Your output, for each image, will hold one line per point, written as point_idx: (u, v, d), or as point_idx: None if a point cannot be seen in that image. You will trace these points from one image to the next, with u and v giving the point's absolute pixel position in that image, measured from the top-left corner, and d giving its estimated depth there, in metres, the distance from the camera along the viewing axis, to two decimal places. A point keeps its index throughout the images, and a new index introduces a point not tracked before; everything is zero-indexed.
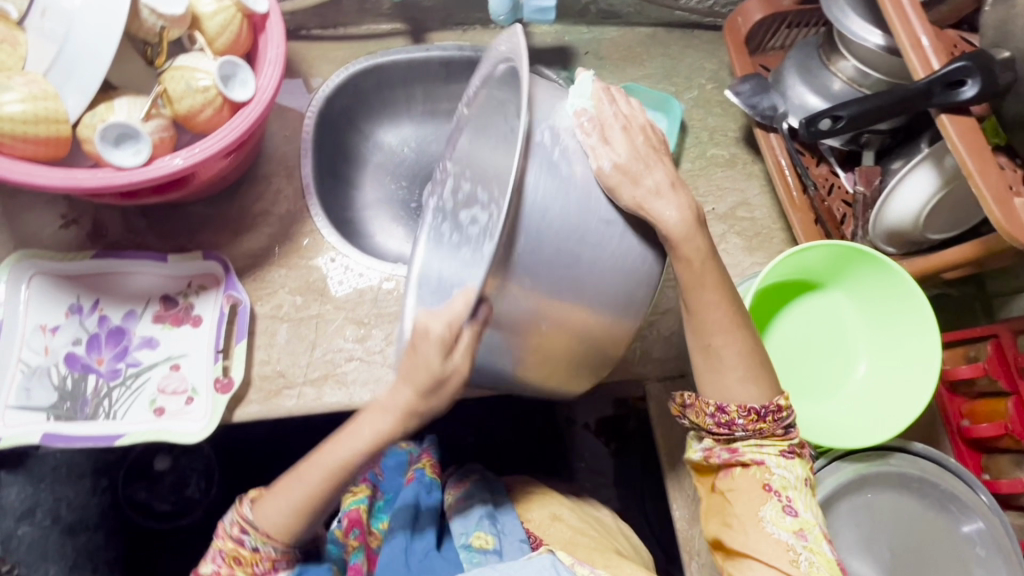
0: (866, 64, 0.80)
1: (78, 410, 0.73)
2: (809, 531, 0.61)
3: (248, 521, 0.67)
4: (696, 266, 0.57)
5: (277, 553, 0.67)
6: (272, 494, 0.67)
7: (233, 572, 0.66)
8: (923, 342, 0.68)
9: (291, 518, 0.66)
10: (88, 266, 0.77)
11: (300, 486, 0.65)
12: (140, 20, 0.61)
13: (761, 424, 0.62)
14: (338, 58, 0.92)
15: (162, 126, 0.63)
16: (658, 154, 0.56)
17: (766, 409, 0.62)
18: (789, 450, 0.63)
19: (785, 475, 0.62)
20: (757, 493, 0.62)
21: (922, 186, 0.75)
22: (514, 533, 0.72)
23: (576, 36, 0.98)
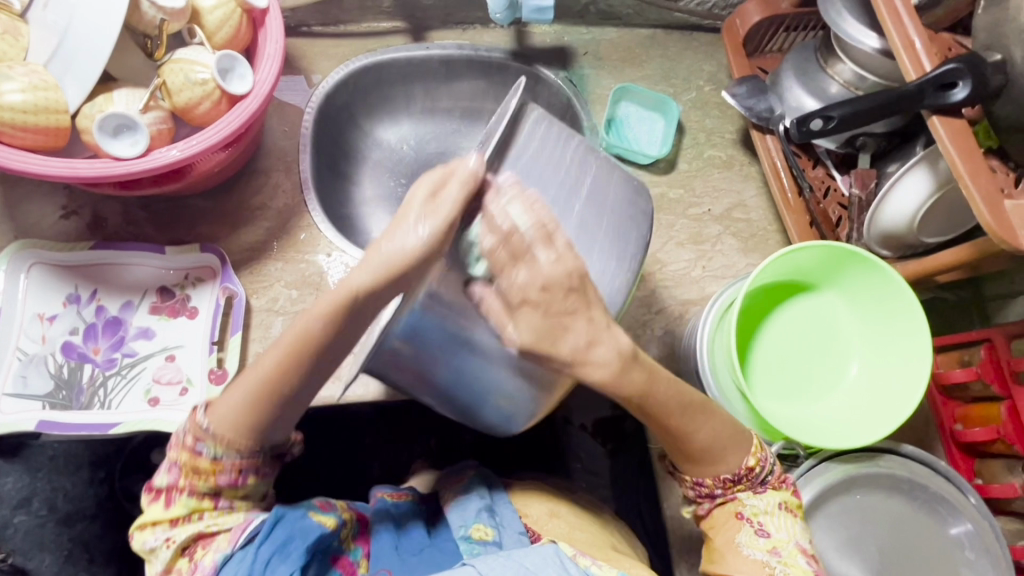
0: (863, 67, 0.80)
1: (74, 399, 0.74)
2: (782, 548, 0.59)
3: (202, 429, 0.56)
4: (637, 398, 0.55)
5: (241, 459, 0.57)
6: (230, 394, 0.57)
7: (191, 486, 0.57)
8: (914, 344, 0.69)
9: (247, 416, 0.56)
10: (86, 256, 0.78)
11: (259, 370, 0.56)
12: (141, 13, 0.62)
13: (737, 487, 0.63)
14: (338, 55, 0.93)
15: (161, 118, 0.63)
16: (585, 299, 0.51)
17: (738, 474, 0.62)
18: (761, 488, 0.63)
19: (756, 503, 0.62)
20: (731, 522, 0.62)
21: (915, 190, 0.76)
22: (512, 525, 0.69)
23: (576, 36, 0.99)
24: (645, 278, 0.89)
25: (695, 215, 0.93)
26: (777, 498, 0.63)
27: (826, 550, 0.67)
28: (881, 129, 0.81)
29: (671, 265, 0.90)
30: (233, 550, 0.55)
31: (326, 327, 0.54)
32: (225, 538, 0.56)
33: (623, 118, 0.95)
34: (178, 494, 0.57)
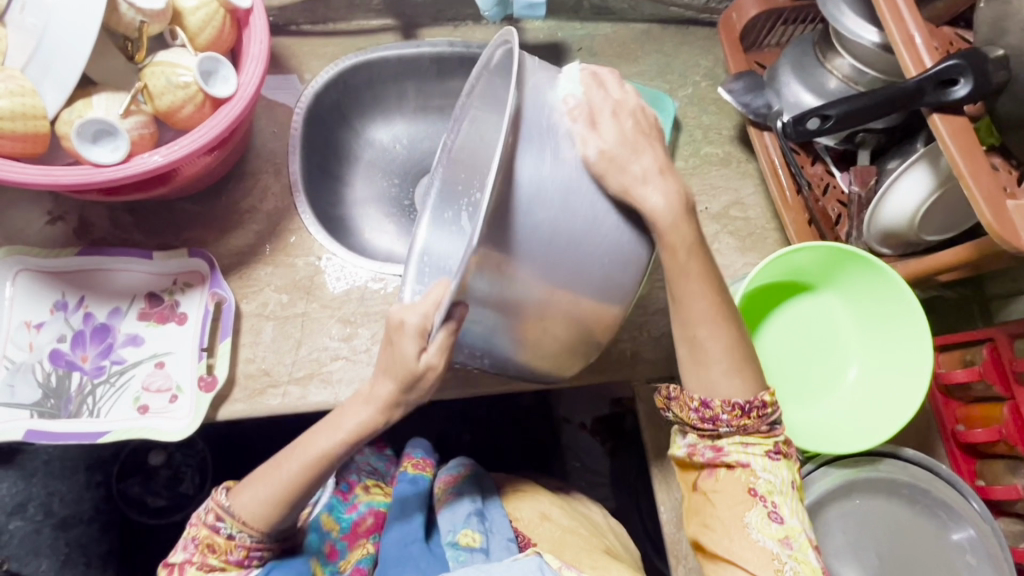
0: (862, 61, 0.78)
1: (62, 407, 0.73)
2: (795, 538, 0.59)
3: (224, 510, 0.64)
4: (679, 253, 0.57)
5: (252, 542, 0.65)
6: (256, 482, 0.64)
7: (205, 560, 0.64)
8: (914, 345, 0.67)
9: (271, 505, 0.63)
10: (73, 263, 0.77)
11: (279, 475, 0.64)
12: (119, 15, 0.60)
13: (746, 419, 0.61)
14: (327, 54, 0.91)
15: (143, 123, 0.62)
16: (646, 139, 0.56)
17: (751, 404, 0.60)
18: (774, 450, 0.61)
19: (771, 479, 0.60)
20: (744, 497, 0.60)
21: (916, 186, 0.74)
22: (502, 531, 0.67)
23: (570, 32, 0.97)
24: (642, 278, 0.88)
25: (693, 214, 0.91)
26: (787, 468, 0.61)
27: (821, 555, 0.66)
28: (881, 126, 0.79)
29: None
30: None
31: (346, 449, 0.63)
32: None
33: None
34: (189, 567, 0.63)
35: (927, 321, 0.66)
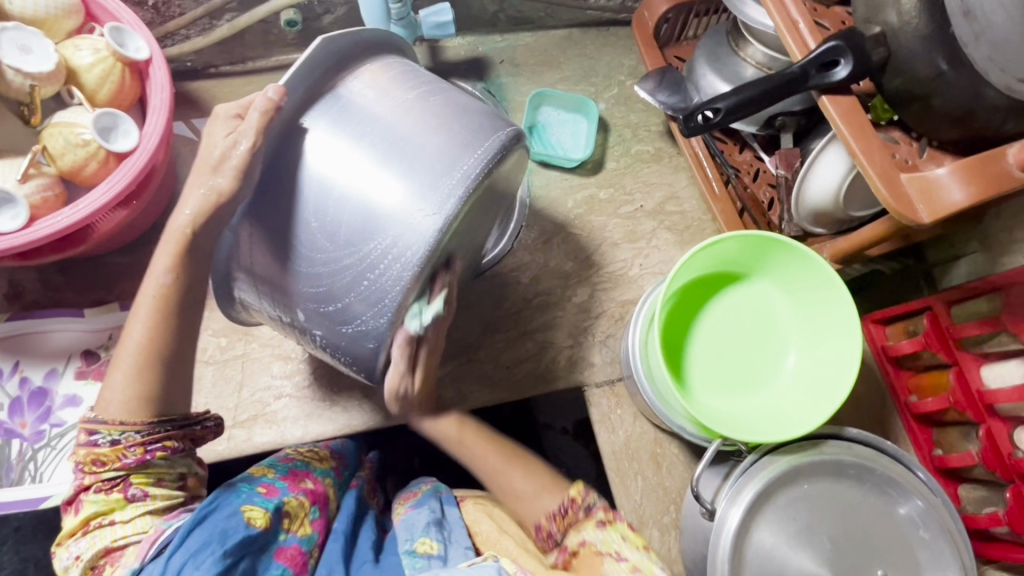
0: (772, 48, 0.79)
1: (4, 476, 0.73)
2: (642, 565, 0.57)
3: (93, 420, 0.56)
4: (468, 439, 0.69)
5: (141, 438, 0.56)
6: (111, 385, 0.57)
7: (95, 479, 0.55)
8: (844, 319, 0.67)
9: (137, 388, 0.56)
10: (4, 329, 0.76)
11: (133, 346, 0.57)
12: (7, 81, 0.60)
13: (565, 517, 0.64)
14: (248, 92, 0.91)
15: (45, 185, 0.62)
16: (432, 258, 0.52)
17: (563, 504, 0.65)
18: (600, 522, 0.61)
19: (606, 539, 0.60)
20: (593, 563, 0.59)
21: (834, 165, 0.74)
22: (460, 541, 0.66)
23: (491, 45, 0.97)
24: (581, 283, 0.87)
25: (628, 213, 0.91)
26: (618, 531, 0.61)
27: (776, 544, 0.65)
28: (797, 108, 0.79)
29: (607, 266, 0.89)
30: (143, 563, 0.52)
31: (173, 278, 0.57)
32: (134, 552, 0.53)
33: (545, 123, 0.93)
34: (86, 495, 0.55)
35: (849, 294, 0.66)
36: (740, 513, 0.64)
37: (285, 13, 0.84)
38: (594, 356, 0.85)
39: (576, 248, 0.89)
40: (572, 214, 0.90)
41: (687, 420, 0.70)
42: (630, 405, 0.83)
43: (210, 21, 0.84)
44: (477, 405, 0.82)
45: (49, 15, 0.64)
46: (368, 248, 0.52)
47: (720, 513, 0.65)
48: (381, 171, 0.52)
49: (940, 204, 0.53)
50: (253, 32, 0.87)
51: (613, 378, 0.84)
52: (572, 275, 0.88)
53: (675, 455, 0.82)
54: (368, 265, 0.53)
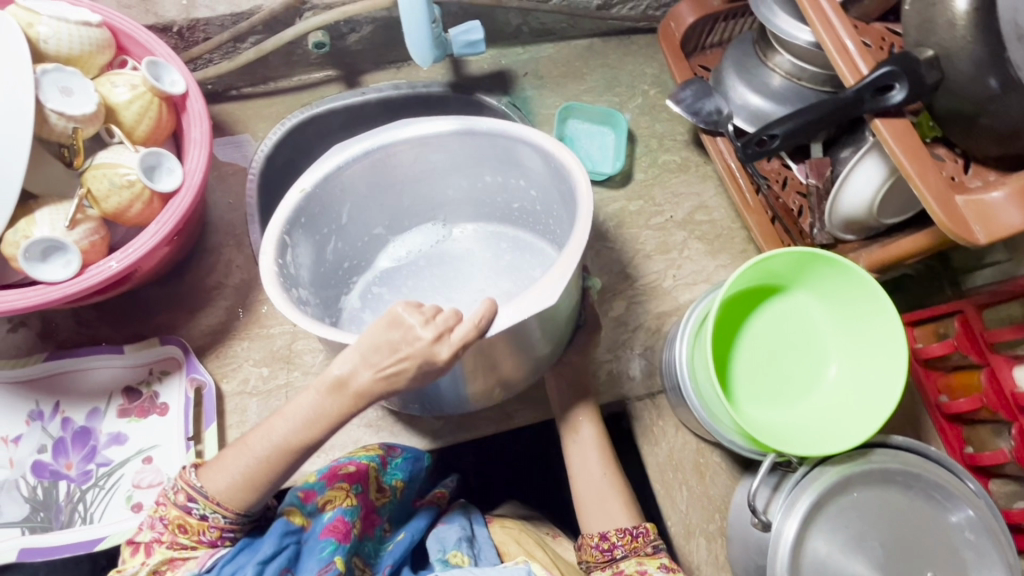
0: (801, 58, 0.80)
1: (53, 518, 0.72)
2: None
3: (195, 488, 0.57)
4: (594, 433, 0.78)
5: (226, 522, 0.57)
6: (223, 467, 0.56)
7: (174, 540, 0.56)
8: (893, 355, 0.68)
9: (244, 484, 0.55)
10: (41, 369, 0.75)
11: (245, 456, 0.55)
12: (49, 126, 0.58)
13: (634, 542, 0.69)
14: (273, 114, 0.90)
15: (92, 230, 0.60)
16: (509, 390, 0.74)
17: (636, 529, 0.69)
18: (661, 565, 0.66)
19: None
20: None
21: (870, 176, 0.75)
22: (488, 558, 0.72)
23: (513, 57, 0.97)
24: (617, 297, 0.89)
25: (659, 224, 0.92)
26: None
27: (830, 552, 0.67)
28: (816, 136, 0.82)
29: (641, 278, 0.89)
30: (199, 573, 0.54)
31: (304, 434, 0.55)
32: (192, 562, 0.55)
33: (573, 137, 0.93)
34: (157, 547, 0.56)
35: (902, 325, 0.67)
36: (797, 524, 0.66)
37: (313, 35, 0.80)
38: (633, 368, 0.86)
39: (609, 261, 0.90)
40: (605, 227, 0.91)
41: (737, 434, 0.71)
42: (672, 416, 0.84)
43: (235, 45, 0.82)
44: (522, 423, 0.82)
45: (83, 52, 0.62)
46: (429, 295, 0.84)
47: (776, 524, 0.67)
48: (523, 349, 0.66)
49: (999, 225, 0.54)
50: (277, 54, 0.85)
51: (653, 391, 0.85)
52: (608, 289, 0.89)
53: (717, 463, 0.83)
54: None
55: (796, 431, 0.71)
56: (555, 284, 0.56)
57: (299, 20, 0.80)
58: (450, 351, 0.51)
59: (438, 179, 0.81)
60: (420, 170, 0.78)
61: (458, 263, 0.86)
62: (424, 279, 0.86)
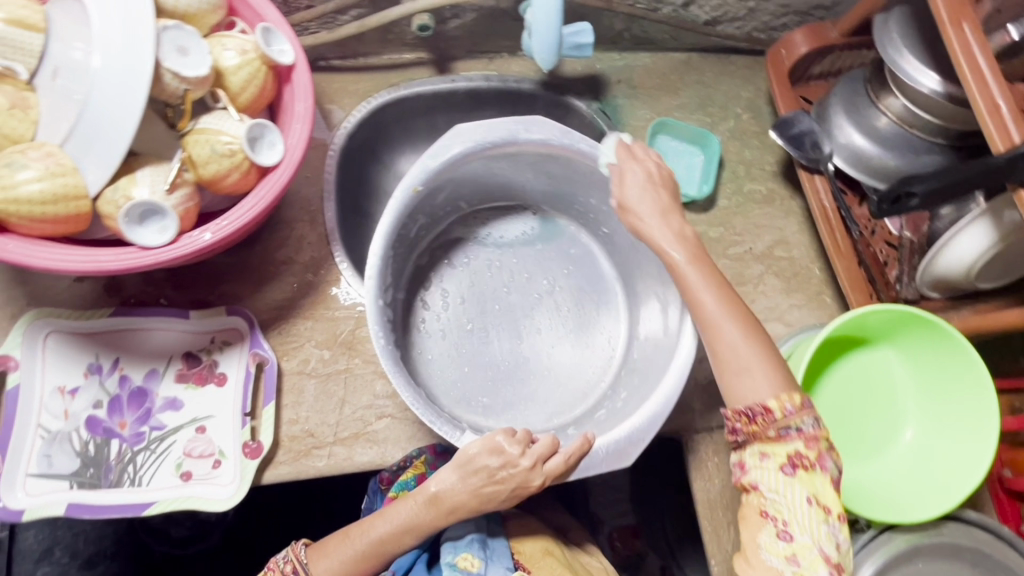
0: (917, 104, 0.76)
1: (102, 477, 0.70)
2: (803, 557, 0.56)
3: (302, 565, 0.66)
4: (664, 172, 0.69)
5: None
6: (327, 553, 0.66)
7: None
8: (978, 430, 0.66)
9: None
10: (106, 324, 0.74)
11: (349, 546, 0.65)
12: (163, 84, 0.56)
13: (753, 426, 0.60)
14: (359, 91, 0.88)
15: (187, 196, 0.59)
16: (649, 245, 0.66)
17: (752, 410, 0.59)
18: (789, 463, 0.58)
19: (778, 499, 0.58)
20: (755, 519, 0.59)
21: (977, 240, 0.72)
22: (502, 559, 0.70)
23: (608, 63, 0.93)
24: None
25: (737, 254, 0.89)
26: (807, 488, 0.57)
27: None
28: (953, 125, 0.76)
29: None
30: None
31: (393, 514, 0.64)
32: None
33: (660, 154, 0.91)
34: None
35: (997, 404, 0.65)
36: None
37: (420, 17, 0.78)
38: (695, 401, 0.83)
39: None
40: None
41: None
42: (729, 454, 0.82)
43: (335, 16, 0.80)
44: None
45: (200, 10, 0.60)
46: (489, 281, 0.84)
47: None
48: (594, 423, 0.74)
49: None
50: (374, 32, 0.83)
51: (714, 426, 0.82)
52: None
53: None
54: (497, 380, 0.80)
55: (842, 469, 0.71)
56: (635, 446, 0.65)
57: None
58: (541, 478, 0.62)
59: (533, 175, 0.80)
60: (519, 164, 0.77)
61: (521, 252, 0.86)
62: (487, 261, 0.86)
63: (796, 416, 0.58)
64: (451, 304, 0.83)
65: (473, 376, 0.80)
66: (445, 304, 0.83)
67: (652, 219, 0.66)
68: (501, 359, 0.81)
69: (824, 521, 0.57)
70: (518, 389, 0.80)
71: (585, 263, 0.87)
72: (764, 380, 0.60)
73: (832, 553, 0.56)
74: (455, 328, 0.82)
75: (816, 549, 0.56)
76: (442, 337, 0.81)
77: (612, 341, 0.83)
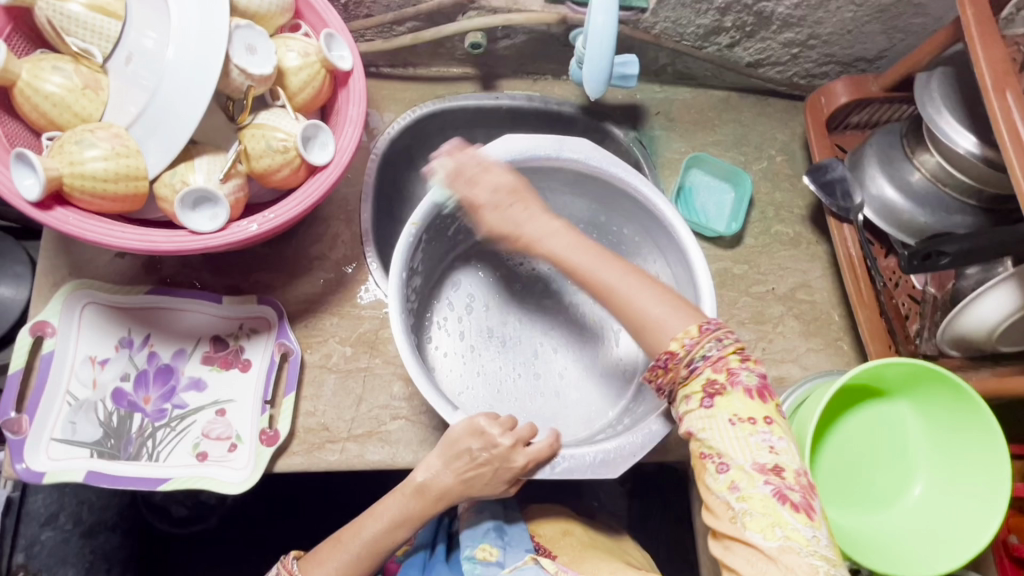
0: (951, 163, 0.77)
1: (122, 448, 0.72)
2: (740, 481, 0.55)
3: None
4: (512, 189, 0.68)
5: None
6: (320, 560, 0.65)
7: None
8: (988, 492, 0.66)
9: None
10: (142, 300, 0.76)
11: (341, 552, 0.65)
12: (229, 79, 0.58)
13: (667, 374, 0.60)
14: (405, 99, 0.91)
15: (239, 186, 0.61)
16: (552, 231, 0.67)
17: (661, 360, 0.59)
18: (707, 397, 0.58)
19: (708, 432, 0.57)
20: (698, 462, 0.58)
21: (1000, 304, 0.72)
22: (520, 543, 0.71)
23: (649, 94, 0.96)
24: None
25: (759, 293, 0.90)
26: (726, 411, 0.57)
27: None
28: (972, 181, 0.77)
29: None
30: None
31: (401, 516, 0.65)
32: None
33: (691, 187, 0.93)
34: None
35: (1008, 469, 0.65)
36: None
37: (472, 35, 0.81)
38: None
39: None
40: None
41: None
42: None
43: (392, 27, 0.82)
44: None
45: (269, 12, 0.63)
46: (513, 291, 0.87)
47: None
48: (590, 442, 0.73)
49: None
50: (426, 45, 0.86)
51: None
52: None
53: None
54: (503, 388, 0.81)
55: (838, 507, 0.72)
56: (626, 460, 0.64)
57: (461, 18, 0.81)
58: (524, 458, 0.63)
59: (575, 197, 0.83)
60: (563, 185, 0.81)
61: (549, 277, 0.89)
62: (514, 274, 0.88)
63: (697, 347, 0.58)
64: (471, 308, 0.85)
65: (481, 382, 0.81)
66: (468, 308, 0.85)
67: (524, 211, 0.68)
68: (511, 371, 0.82)
69: (751, 433, 0.56)
70: (522, 403, 0.81)
71: None
72: (676, 319, 0.60)
73: (770, 461, 0.55)
74: (473, 332, 0.84)
75: (752, 463, 0.55)
76: (459, 337, 0.83)
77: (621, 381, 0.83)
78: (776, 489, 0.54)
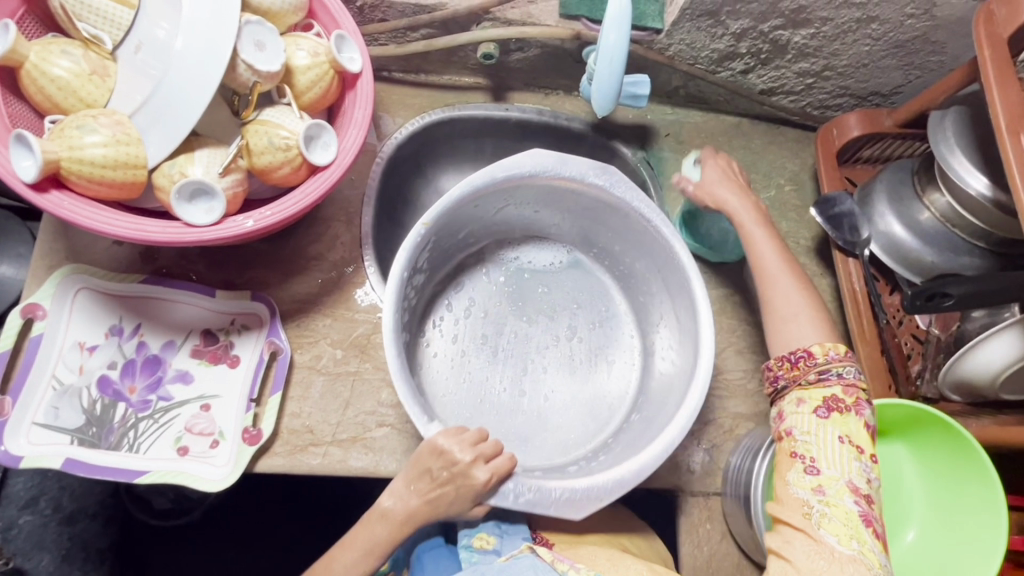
0: (961, 204, 0.76)
1: (103, 437, 0.71)
2: (829, 487, 0.60)
3: None
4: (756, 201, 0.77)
5: None
6: None
7: None
8: (984, 545, 0.64)
9: None
10: (136, 289, 0.76)
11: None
12: (236, 74, 0.58)
13: (794, 370, 0.67)
14: (415, 105, 0.91)
15: (238, 181, 0.61)
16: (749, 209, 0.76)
17: (796, 355, 0.67)
18: (824, 407, 0.64)
19: (810, 439, 0.63)
20: (786, 459, 0.64)
21: (1004, 351, 0.71)
22: (518, 532, 0.72)
23: (660, 115, 0.95)
24: None
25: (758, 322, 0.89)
26: (840, 428, 0.63)
27: None
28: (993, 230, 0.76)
29: (726, 373, 0.86)
30: None
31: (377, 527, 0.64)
32: None
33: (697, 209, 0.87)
34: None
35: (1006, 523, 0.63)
36: None
37: (484, 46, 0.80)
38: (695, 461, 0.81)
39: None
40: None
41: None
42: (721, 523, 0.80)
43: (405, 33, 0.82)
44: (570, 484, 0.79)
45: (281, 10, 0.63)
46: (513, 301, 0.86)
47: None
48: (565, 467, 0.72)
49: None
50: (439, 53, 0.86)
51: (709, 491, 0.81)
52: None
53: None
54: (487, 398, 0.80)
55: None
56: (592, 502, 0.64)
57: (476, 28, 0.81)
58: (485, 474, 0.61)
59: (589, 219, 0.82)
60: (581, 208, 0.80)
61: (553, 288, 0.88)
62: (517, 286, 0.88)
63: (837, 362, 0.66)
64: (468, 313, 0.85)
65: (467, 389, 0.81)
66: (467, 312, 0.85)
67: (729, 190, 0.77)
68: (498, 383, 0.81)
69: (856, 458, 0.62)
70: (507, 416, 0.80)
71: (608, 321, 0.87)
72: (810, 328, 0.69)
73: (862, 486, 0.61)
74: (468, 337, 0.84)
75: (844, 480, 0.61)
76: (453, 339, 0.83)
77: (611, 406, 0.82)
78: (859, 503, 0.60)
